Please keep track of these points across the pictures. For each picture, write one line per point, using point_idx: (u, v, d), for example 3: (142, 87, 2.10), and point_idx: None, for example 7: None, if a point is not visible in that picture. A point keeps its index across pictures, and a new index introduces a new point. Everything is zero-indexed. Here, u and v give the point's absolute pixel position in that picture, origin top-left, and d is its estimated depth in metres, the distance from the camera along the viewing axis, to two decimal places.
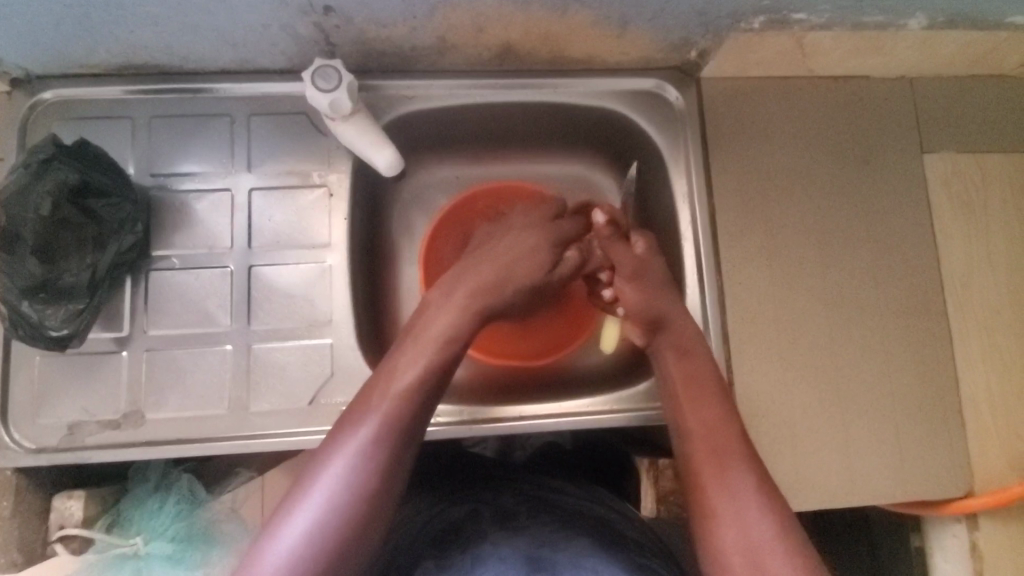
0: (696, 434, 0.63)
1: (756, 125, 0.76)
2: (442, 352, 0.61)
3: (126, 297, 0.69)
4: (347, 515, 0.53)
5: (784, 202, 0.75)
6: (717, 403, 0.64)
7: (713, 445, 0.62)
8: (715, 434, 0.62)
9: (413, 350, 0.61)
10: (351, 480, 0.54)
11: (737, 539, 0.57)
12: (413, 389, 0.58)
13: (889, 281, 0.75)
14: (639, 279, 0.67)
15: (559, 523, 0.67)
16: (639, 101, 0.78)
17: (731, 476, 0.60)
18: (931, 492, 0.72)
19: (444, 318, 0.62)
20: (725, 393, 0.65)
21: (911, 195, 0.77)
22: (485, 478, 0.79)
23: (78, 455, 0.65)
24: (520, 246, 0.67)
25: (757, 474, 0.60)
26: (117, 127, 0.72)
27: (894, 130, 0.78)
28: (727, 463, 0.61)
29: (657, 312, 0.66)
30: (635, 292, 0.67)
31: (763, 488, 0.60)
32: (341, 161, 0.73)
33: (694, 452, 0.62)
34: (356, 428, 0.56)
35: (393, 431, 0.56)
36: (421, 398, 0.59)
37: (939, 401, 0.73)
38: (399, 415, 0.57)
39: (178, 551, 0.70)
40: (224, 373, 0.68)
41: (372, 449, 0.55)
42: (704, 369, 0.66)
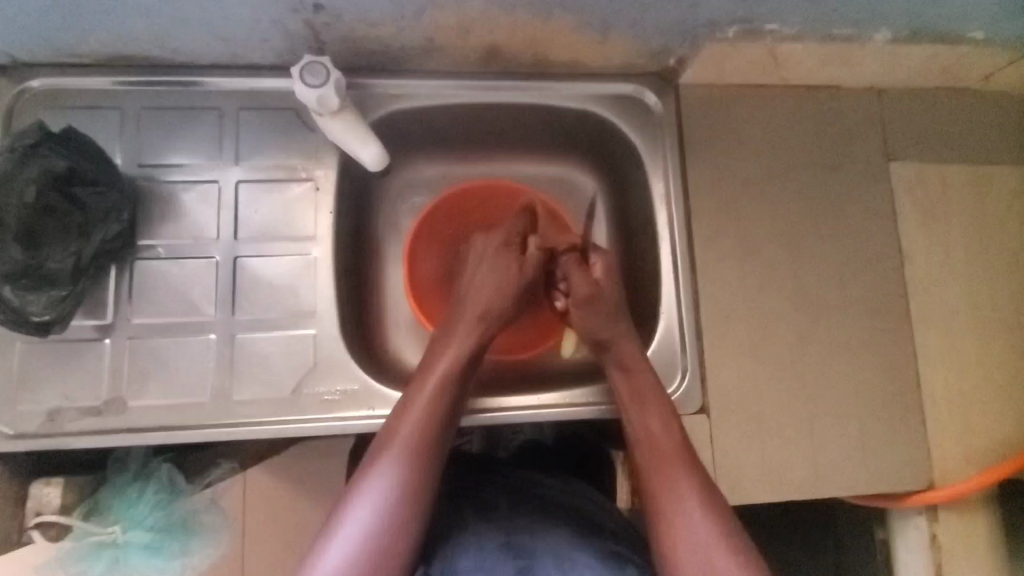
0: (640, 441, 0.67)
1: (731, 131, 0.79)
2: (451, 384, 0.65)
3: (110, 286, 0.69)
4: (381, 538, 0.58)
5: (757, 205, 0.78)
6: (659, 411, 0.67)
7: (656, 450, 0.65)
8: (659, 441, 0.66)
9: (422, 389, 0.65)
10: (379, 507, 0.59)
11: (681, 539, 0.61)
12: (427, 422, 0.63)
13: (855, 283, 0.78)
14: (587, 308, 0.69)
15: (539, 513, 0.69)
16: (620, 105, 0.81)
17: (675, 478, 0.63)
18: (892, 485, 0.75)
19: (448, 352, 0.67)
20: (664, 399, 0.68)
21: (876, 200, 0.81)
22: (466, 471, 0.80)
23: (57, 441, 0.65)
24: (492, 275, 0.71)
25: (698, 473, 0.64)
26: (105, 117, 0.72)
27: (862, 140, 0.82)
28: (670, 465, 0.64)
29: (602, 337, 0.70)
30: (585, 319, 0.70)
31: (706, 490, 0.63)
32: (328, 156, 0.75)
33: (640, 457, 0.66)
34: (377, 464, 0.61)
35: (417, 462, 0.61)
36: (434, 432, 0.63)
37: (901, 398, 0.77)
38: (415, 446, 0.62)
39: (156, 540, 0.74)
40: (208, 361, 0.69)
41: (400, 480, 0.60)
42: (646, 383, 0.68)
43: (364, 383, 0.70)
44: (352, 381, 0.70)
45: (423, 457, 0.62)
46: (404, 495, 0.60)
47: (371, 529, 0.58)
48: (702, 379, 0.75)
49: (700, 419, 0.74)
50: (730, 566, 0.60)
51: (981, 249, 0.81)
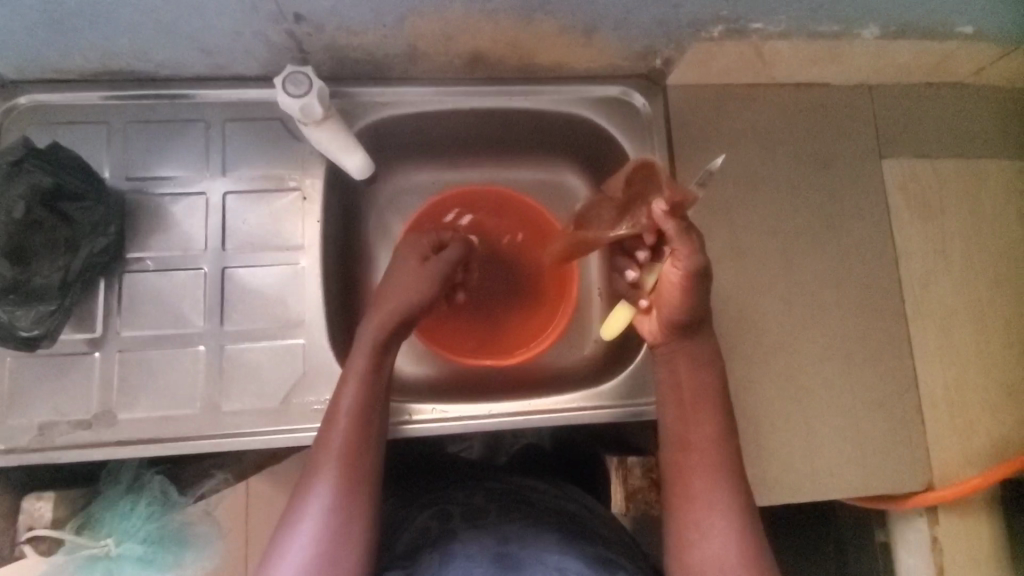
0: (691, 443, 0.64)
1: (720, 131, 0.79)
2: (372, 398, 0.63)
3: (99, 300, 0.70)
4: (331, 556, 0.56)
5: (747, 205, 0.78)
6: (720, 421, 0.64)
7: (706, 457, 0.63)
8: (715, 450, 0.63)
9: (341, 410, 0.62)
10: (322, 529, 0.57)
11: (710, 554, 0.60)
12: (350, 442, 0.60)
13: (850, 282, 0.77)
14: (696, 285, 0.62)
15: (529, 518, 0.68)
16: (608, 107, 0.80)
17: (715, 488, 0.62)
18: (890, 487, 0.74)
19: (364, 366, 0.63)
20: (726, 409, 0.65)
21: (870, 199, 0.80)
22: (459, 479, 0.80)
23: (48, 455, 0.65)
24: (402, 279, 0.66)
25: (740, 487, 0.62)
26: (93, 132, 0.73)
27: (853, 137, 0.81)
28: (715, 474, 0.62)
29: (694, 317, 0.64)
30: (686, 297, 0.63)
31: (743, 507, 0.62)
32: (315, 165, 0.75)
33: (687, 461, 0.64)
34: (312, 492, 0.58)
35: (347, 483, 0.59)
36: (362, 443, 0.61)
37: (899, 398, 0.75)
38: (345, 462, 0.59)
39: (149, 553, 0.73)
40: (197, 373, 0.69)
41: (337, 504, 0.58)
42: (709, 384, 0.65)
43: None
44: None
45: (359, 468, 0.60)
46: (347, 515, 0.58)
47: (317, 552, 0.56)
48: None
49: None
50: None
51: (978, 245, 0.80)
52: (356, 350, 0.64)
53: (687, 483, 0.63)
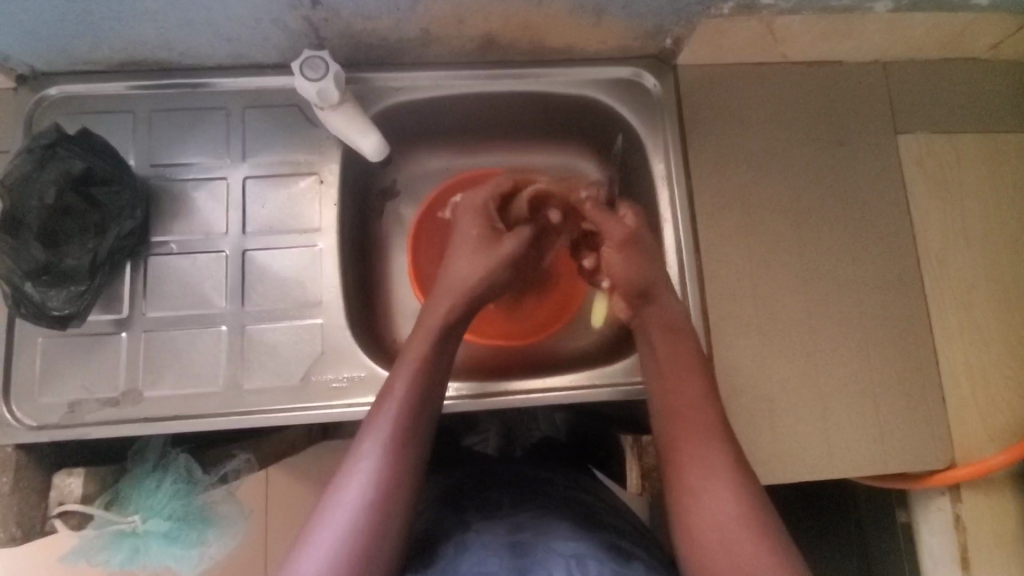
0: (681, 412, 0.64)
1: (733, 109, 0.79)
2: (430, 382, 0.63)
3: (126, 281, 0.72)
4: (382, 512, 0.56)
5: (761, 183, 0.78)
6: (701, 382, 0.65)
7: (698, 423, 0.63)
8: (704, 413, 0.63)
9: (397, 391, 0.61)
10: (373, 485, 0.57)
11: (713, 519, 0.58)
12: (405, 423, 0.60)
13: (866, 258, 0.77)
14: (629, 248, 0.68)
15: (538, 508, 0.67)
16: (619, 89, 0.81)
17: (713, 457, 0.61)
18: (911, 465, 0.73)
19: (426, 350, 0.64)
20: (708, 375, 0.66)
21: (884, 176, 0.79)
22: (470, 466, 0.80)
23: (78, 431, 0.67)
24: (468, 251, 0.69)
25: (734, 454, 0.61)
26: (119, 120, 0.75)
27: (866, 114, 0.80)
28: (708, 442, 0.62)
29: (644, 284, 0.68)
30: (625, 264, 0.68)
31: (741, 470, 0.61)
32: (332, 150, 0.77)
33: (678, 430, 0.63)
34: (366, 445, 0.59)
35: (395, 459, 0.58)
36: (425, 394, 0.62)
37: (918, 375, 0.75)
38: (405, 413, 0.60)
39: (175, 530, 0.73)
40: (219, 351, 0.71)
41: (388, 457, 0.58)
42: (688, 343, 0.67)
43: (371, 370, 0.71)
44: (358, 369, 0.71)
45: (418, 419, 0.61)
46: (390, 488, 0.57)
47: (360, 523, 0.55)
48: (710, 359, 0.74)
49: None
50: (764, 556, 0.56)
51: (997, 221, 0.79)
52: (418, 335, 0.65)
53: (684, 454, 0.62)
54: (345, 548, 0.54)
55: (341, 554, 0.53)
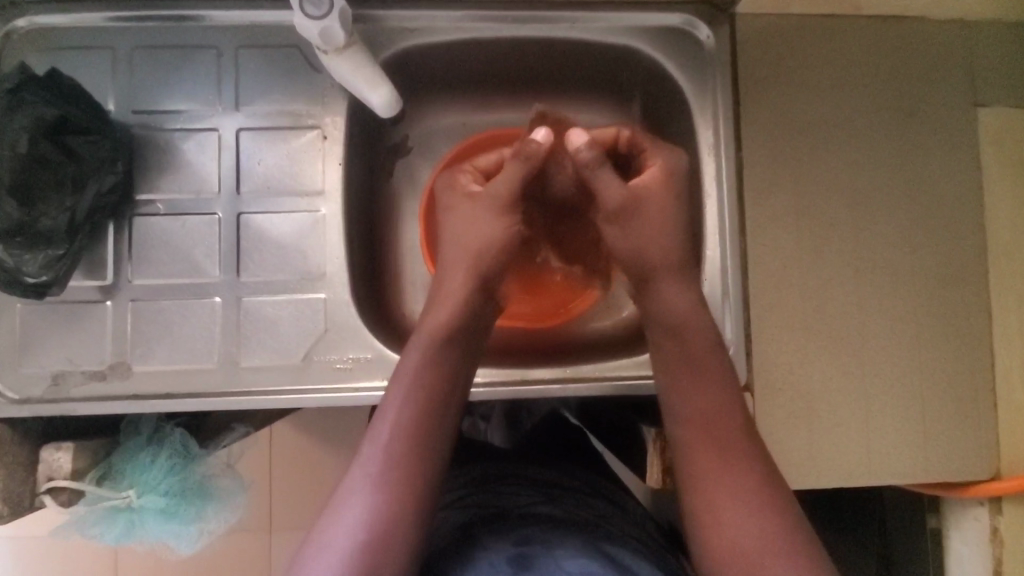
0: (692, 421, 0.58)
1: (794, 71, 0.69)
2: (438, 390, 0.57)
3: (109, 243, 0.65)
4: (376, 555, 0.49)
5: (819, 158, 0.69)
6: (716, 388, 0.59)
7: (713, 433, 0.57)
8: (721, 426, 0.57)
9: (396, 404, 0.56)
10: (364, 525, 0.50)
11: (729, 539, 0.53)
12: (403, 446, 0.54)
13: (930, 248, 0.69)
14: (627, 218, 0.59)
15: (550, 520, 0.63)
16: (667, 39, 0.70)
17: (732, 472, 0.55)
18: (953, 473, 0.68)
19: (431, 358, 0.57)
20: (727, 377, 0.59)
21: (959, 154, 0.70)
22: (486, 466, 0.75)
23: (63, 407, 0.62)
24: (473, 216, 0.61)
25: (759, 464, 0.56)
26: (95, 58, 0.66)
27: (947, 79, 0.70)
28: (728, 453, 0.56)
29: (646, 261, 0.60)
30: (624, 234, 0.60)
31: (762, 483, 0.55)
32: (337, 101, 0.67)
33: (692, 440, 0.58)
34: (356, 479, 0.53)
35: (389, 495, 0.52)
36: (422, 419, 0.55)
37: (972, 379, 0.69)
38: (400, 441, 0.54)
39: (172, 505, 0.70)
40: (214, 325, 0.65)
41: (381, 492, 0.52)
42: (703, 344, 0.60)
43: (379, 352, 0.65)
44: (366, 350, 0.65)
45: (418, 448, 0.54)
46: (384, 528, 0.51)
47: (347, 568, 0.48)
48: (747, 354, 0.68)
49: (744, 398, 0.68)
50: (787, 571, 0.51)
51: None
52: (420, 344, 0.58)
53: (698, 469, 0.57)
54: None
55: None
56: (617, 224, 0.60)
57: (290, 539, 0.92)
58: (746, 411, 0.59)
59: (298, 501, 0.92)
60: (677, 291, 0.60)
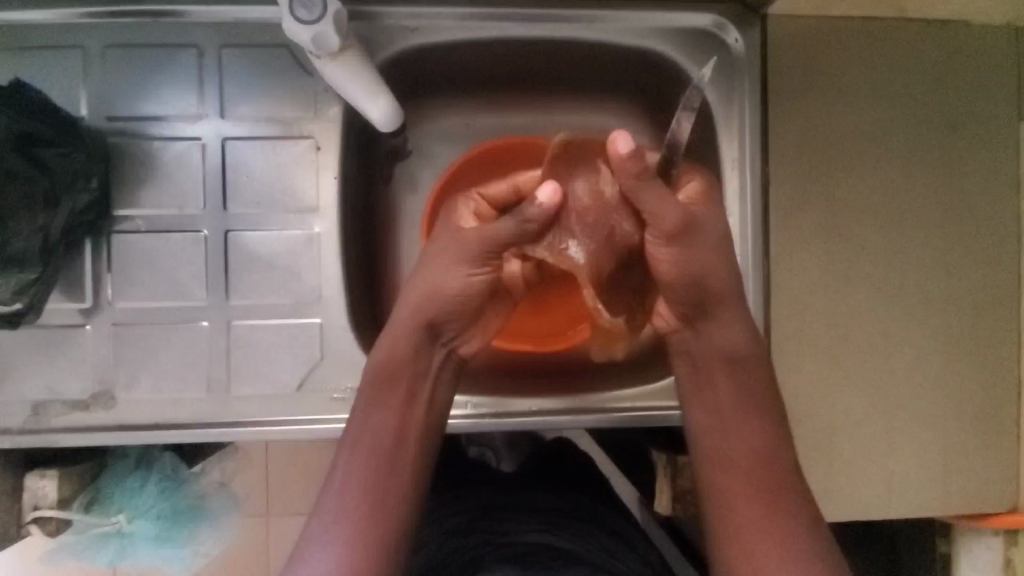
0: (742, 464, 0.55)
1: (829, 80, 0.63)
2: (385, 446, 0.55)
3: (88, 262, 0.60)
4: None
5: (850, 176, 0.64)
6: (768, 430, 0.55)
7: (763, 479, 0.54)
8: (768, 468, 0.54)
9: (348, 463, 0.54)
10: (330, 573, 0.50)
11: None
12: (359, 492, 0.53)
13: (962, 274, 0.65)
14: (680, 241, 0.51)
15: (564, 551, 0.64)
16: (692, 43, 0.65)
17: (782, 520, 0.53)
18: (971, 506, 0.66)
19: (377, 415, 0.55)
20: (780, 418, 0.55)
21: (1001, 173, 0.65)
22: (490, 492, 0.75)
23: (45, 438, 0.59)
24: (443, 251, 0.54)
25: (807, 512, 0.53)
26: (64, 58, 0.60)
27: (993, 90, 0.64)
28: (777, 502, 0.54)
29: (711, 290, 0.54)
30: (676, 257, 0.52)
31: (808, 533, 0.53)
32: (331, 108, 0.62)
33: (739, 485, 0.55)
34: (313, 527, 0.53)
35: (350, 541, 0.52)
36: (373, 465, 0.54)
37: (997, 411, 0.66)
38: (354, 488, 0.53)
39: (165, 530, 0.69)
40: (202, 352, 0.61)
41: (342, 540, 0.52)
42: (758, 382, 0.55)
43: None
44: None
45: (372, 494, 0.54)
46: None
47: None
48: None
49: None
50: None
51: None
52: (365, 401, 0.56)
53: (726, 511, 0.54)
54: None
55: None
56: (674, 246, 0.51)
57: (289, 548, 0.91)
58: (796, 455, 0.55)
59: (296, 513, 0.90)
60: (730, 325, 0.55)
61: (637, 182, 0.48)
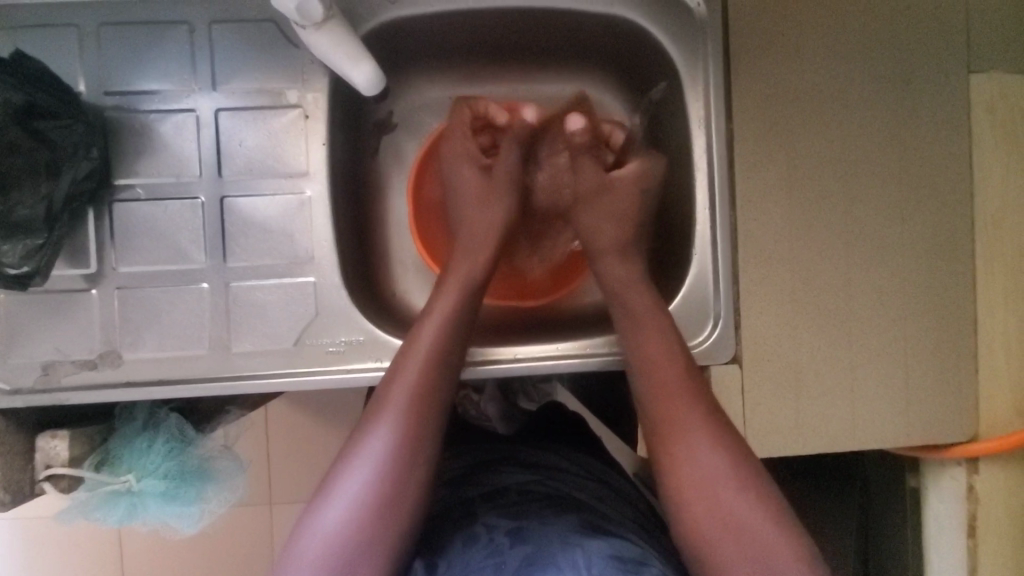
0: (648, 372, 0.62)
1: (786, 40, 0.67)
2: (434, 368, 0.60)
3: (90, 231, 0.63)
4: (410, 443, 0.57)
5: (807, 129, 0.68)
6: (670, 346, 0.62)
7: (671, 384, 0.61)
8: (681, 373, 0.61)
9: (399, 383, 0.59)
10: (400, 418, 0.57)
11: (703, 499, 0.56)
12: (427, 358, 0.60)
13: (916, 219, 0.69)
14: (602, 195, 0.69)
15: (548, 500, 0.68)
16: (656, 10, 0.69)
17: (689, 421, 0.59)
18: (932, 437, 0.71)
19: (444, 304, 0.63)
20: (673, 332, 0.63)
21: (951, 122, 0.69)
22: (487, 447, 0.79)
23: (55, 396, 0.62)
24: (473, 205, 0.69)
25: (717, 425, 0.58)
26: (62, 36, 0.63)
27: (941, 46, 0.68)
28: (681, 405, 0.59)
29: (614, 237, 0.68)
30: (593, 210, 0.69)
31: (721, 428, 0.58)
32: (318, 78, 0.65)
33: (654, 393, 0.61)
34: (386, 398, 0.58)
35: (422, 394, 0.58)
36: (444, 342, 0.61)
37: (955, 346, 0.70)
38: (429, 354, 0.60)
39: (172, 487, 0.70)
40: (202, 313, 0.64)
41: (412, 394, 0.58)
42: (651, 308, 0.64)
43: (370, 334, 0.66)
44: (357, 333, 0.65)
45: (442, 363, 0.60)
46: (381, 504, 0.54)
47: (388, 458, 0.55)
48: (736, 326, 0.69)
49: (730, 368, 0.70)
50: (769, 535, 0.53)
51: None
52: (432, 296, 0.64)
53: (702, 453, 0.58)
54: (372, 480, 0.55)
55: (371, 484, 0.55)
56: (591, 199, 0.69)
57: (292, 509, 0.95)
58: (692, 363, 0.62)
59: (301, 476, 0.95)
60: (616, 264, 0.67)
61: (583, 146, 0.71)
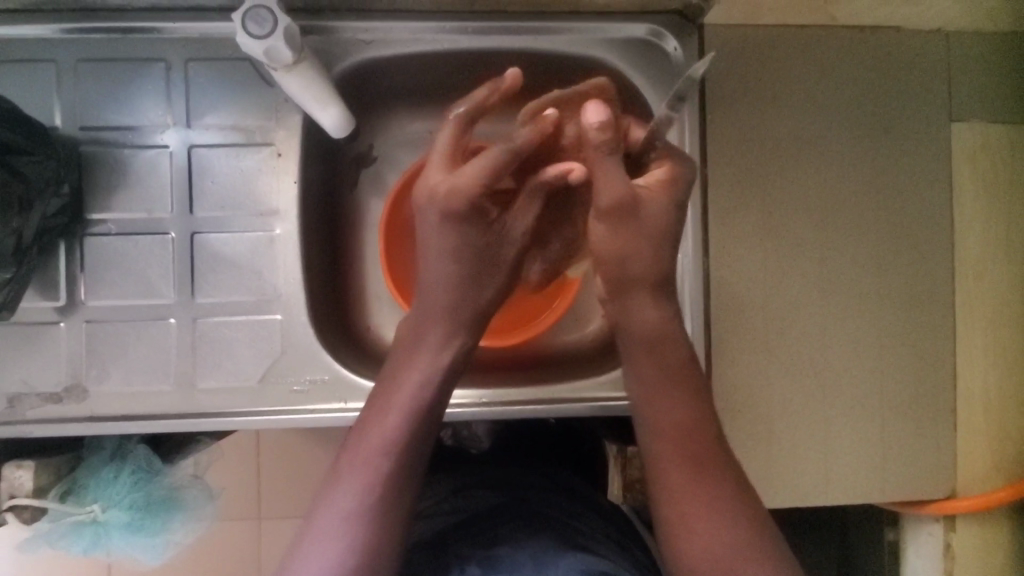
0: (667, 434, 0.58)
1: (762, 86, 0.66)
2: (409, 440, 0.57)
3: (61, 264, 0.64)
4: (376, 493, 0.56)
5: (782, 177, 0.67)
6: (690, 404, 0.58)
7: (690, 450, 0.58)
8: (693, 435, 0.58)
9: (367, 444, 0.57)
10: (367, 472, 0.56)
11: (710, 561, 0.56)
12: (400, 418, 0.57)
13: (894, 269, 0.68)
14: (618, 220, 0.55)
15: (523, 521, 0.67)
16: (632, 52, 0.68)
17: (709, 489, 0.57)
18: (908, 493, 0.69)
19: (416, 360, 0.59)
20: (697, 386, 0.59)
21: (930, 172, 0.68)
22: (463, 473, 0.78)
23: (18, 429, 0.63)
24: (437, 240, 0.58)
25: (714, 487, 0.57)
26: (40, 71, 0.64)
27: (922, 95, 0.68)
28: (706, 474, 0.57)
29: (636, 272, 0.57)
30: (610, 232, 0.56)
31: (733, 497, 0.57)
32: (291, 116, 0.66)
33: (668, 455, 0.58)
34: (354, 459, 0.57)
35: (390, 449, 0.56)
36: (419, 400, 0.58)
37: (932, 400, 0.68)
38: (406, 414, 0.57)
39: (137, 519, 0.71)
40: (169, 348, 0.64)
41: (380, 451, 0.56)
42: (679, 357, 0.58)
43: (336, 374, 0.65)
44: (322, 372, 0.65)
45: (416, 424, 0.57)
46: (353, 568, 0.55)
47: (358, 513, 0.55)
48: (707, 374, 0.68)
49: None
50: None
51: None
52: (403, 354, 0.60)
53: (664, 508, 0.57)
54: (347, 537, 0.55)
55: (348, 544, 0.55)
56: (608, 223, 0.55)
57: (266, 535, 0.94)
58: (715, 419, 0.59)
59: (277, 502, 0.94)
60: (645, 304, 0.58)
61: (596, 150, 0.54)
